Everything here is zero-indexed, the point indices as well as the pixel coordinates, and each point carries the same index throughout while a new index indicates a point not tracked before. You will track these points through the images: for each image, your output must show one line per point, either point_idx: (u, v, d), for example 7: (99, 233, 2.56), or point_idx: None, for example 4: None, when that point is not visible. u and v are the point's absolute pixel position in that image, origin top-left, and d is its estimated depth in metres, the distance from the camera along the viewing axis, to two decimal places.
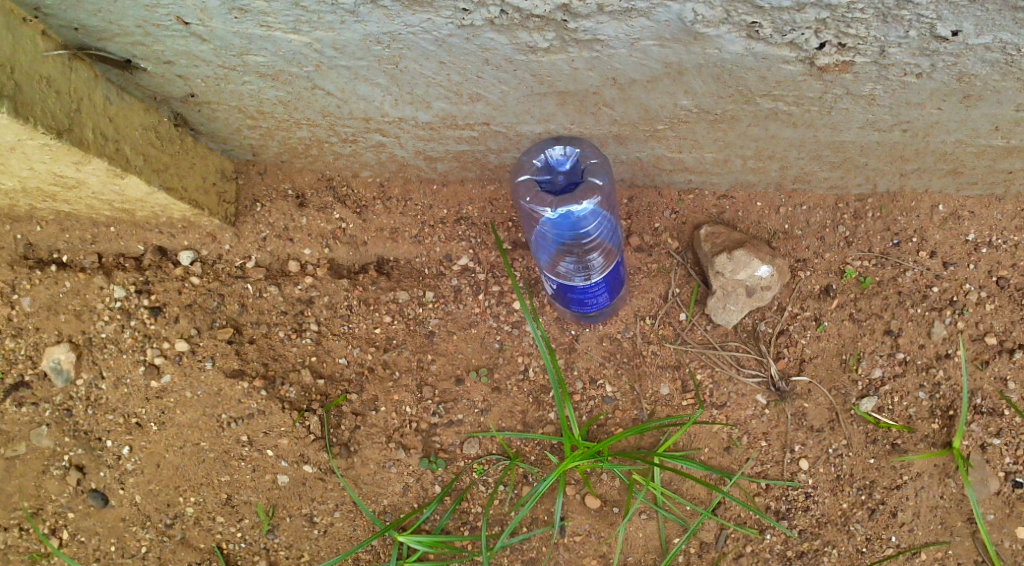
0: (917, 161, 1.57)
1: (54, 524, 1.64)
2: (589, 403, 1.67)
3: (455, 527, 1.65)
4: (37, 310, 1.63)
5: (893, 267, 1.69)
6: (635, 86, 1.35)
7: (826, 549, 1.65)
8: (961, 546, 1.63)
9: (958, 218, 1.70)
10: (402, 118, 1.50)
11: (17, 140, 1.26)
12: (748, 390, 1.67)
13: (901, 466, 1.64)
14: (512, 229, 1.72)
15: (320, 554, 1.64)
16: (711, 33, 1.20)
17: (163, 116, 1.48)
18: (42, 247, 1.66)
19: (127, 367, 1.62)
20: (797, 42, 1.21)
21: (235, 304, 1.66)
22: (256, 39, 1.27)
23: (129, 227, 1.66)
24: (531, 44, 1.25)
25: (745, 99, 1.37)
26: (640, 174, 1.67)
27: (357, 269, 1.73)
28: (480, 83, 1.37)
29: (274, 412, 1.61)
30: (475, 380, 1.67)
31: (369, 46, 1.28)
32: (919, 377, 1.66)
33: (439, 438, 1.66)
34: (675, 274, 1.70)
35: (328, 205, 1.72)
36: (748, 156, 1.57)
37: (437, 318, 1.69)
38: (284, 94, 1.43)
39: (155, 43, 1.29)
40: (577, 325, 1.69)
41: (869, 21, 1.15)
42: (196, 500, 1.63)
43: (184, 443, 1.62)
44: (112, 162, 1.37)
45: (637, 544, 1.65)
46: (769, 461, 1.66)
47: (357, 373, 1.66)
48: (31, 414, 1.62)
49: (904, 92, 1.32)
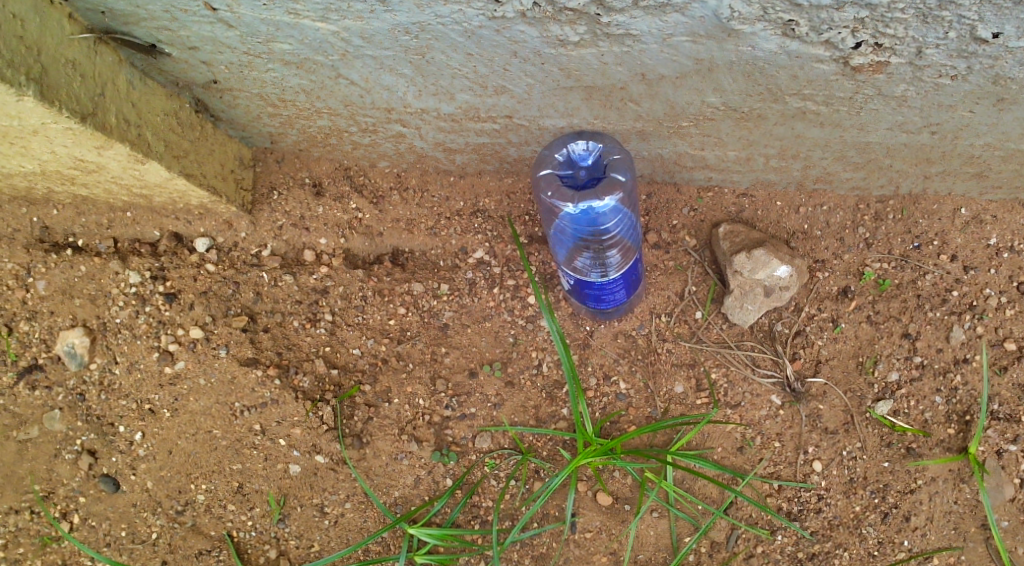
0: (943, 164, 1.55)
1: (65, 508, 1.63)
2: (602, 400, 1.66)
3: (466, 521, 1.64)
4: (52, 293, 1.62)
5: (912, 269, 1.68)
6: (663, 82, 1.34)
7: (838, 552, 1.64)
8: (974, 552, 1.62)
9: (980, 222, 1.69)
10: (425, 109, 1.49)
11: (41, 123, 1.26)
12: (762, 390, 1.66)
13: (916, 470, 1.63)
14: (529, 223, 1.71)
15: (330, 545, 1.64)
16: (746, 30, 1.18)
17: (185, 102, 1.47)
18: (58, 231, 1.66)
19: (141, 353, 1.61)
20: (833, 41, 1.19)
21: (250, 293, 1.65)
22: (284, 27, 1.26)
23: (146, 212, 1.66)
24: (561, 37, 1.24)
25: (774, 98, 1.36)
26: (661, 171, 1.66)
27: (372, 260, 1.72)
28: (506, 76, 1.36)
29: (287, 401, 1.60)
30: (489, 373, 1.67)
31: (397, 37, 1.26)
32: (937, 381, 1.65)
33: (452, 432, 1.65)
34: (692, 272, 1.69)
35: (345, 195, 1.72)
36: (772, 155, 1.56)
37: (452, 311, 1.69)
38: (307, 82, 1.42)
39: (180, 28, 1.28)
40: (592, 321, 1.68)
41: (908, 21, 1.14)
42: (207, 488, 1.62)
43: (197, 430, 1.61)
44: (134, 147, 1.37)
45: (648, 542, 1.65)
46: (782, 461, 1.66)
47: (370, 364, 1.66)
48: (44, 397, 1.62)
49: (937, 94, 1.31)
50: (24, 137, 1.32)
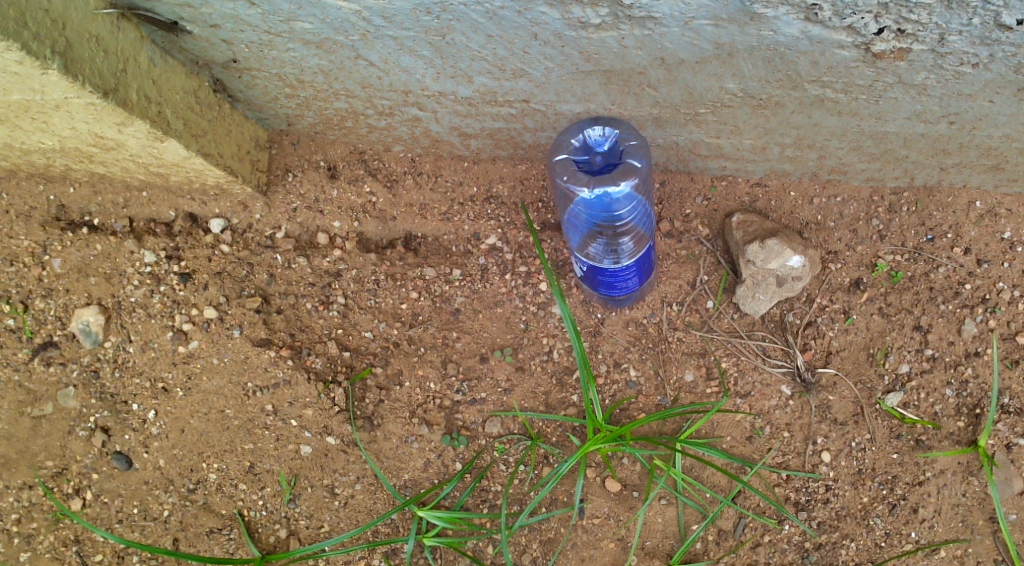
0: (959, 155, 1.55)
1: (78, 484, 1.65)
2: (612, 387, 1.67)
3: (474, 505, 1.65)
4: (68, 271, 1.64)
5: (925, 262, 1.68)
6: (683, 67, 1.34)
7: (844, 543, 1.64)
8: (981, 545, 1.63)
9: (994, 215, 1.68)
10: (442, 92, 1.49)
11: (64, 97, 1.27)
12: (773, 380, 1.67)
13: (925, 462, 1.64)
14: (543, 210, 1.72)
15: (340, 526, 1.64)
16: (769, 13, 1.18)
17: (204, 81, 1.47)
18: (75, 210, 1.67)
19: (155, 332, 1.62)
20: (856, 26, 1.19)
21: (264, 274, 1.67)
22: (306, 5, 1.26)
23: (162, 193, 1.66)
24: (583, 19, 1.24)
25: (793, 85, 1.35)
26: (675, 159, 1.66)
27: (385, 244, 1.73)
28: (525, 58, 1.36)
29: (299, 382, 1.61)
30: (499, 358, 1.67)
31: (418, 17, 1.26)
32: (947, 374, 1.65)
33: (462, 416, 1.66)
34: (704, 262, 1.70)
35: (359, 178, 1.73)
36: (788, 145, 1.56)
37: (464, 296, 1.69)
38: (327, 63, 1.42)
39: (203, 6, 1.28)
40: (603, 309, 1.69)
41: (932, 7, 1.14)
42: (219, 467, 1.63)
43: (209, 410, 1.62)
44: (154, 125, 1.37)
45: (655, 528, 1.66)
46: (791, 451, 1.66)
47: (382, 348, 1.66)
48: (59, 374, 1.64)
49: (957, 82, 1.31)
50: (46, 112, 1.33)
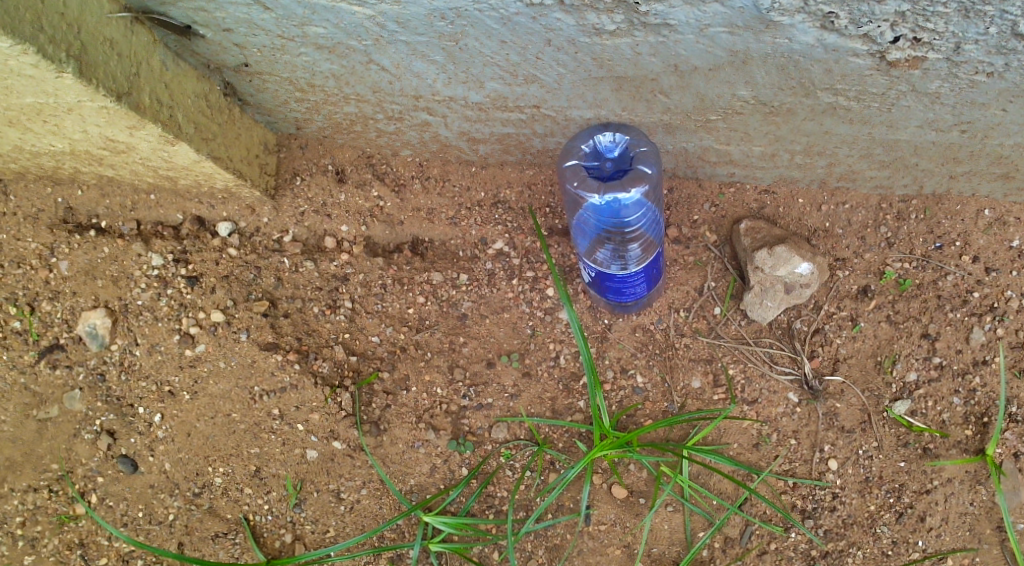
0: (970, 163, 1.55)
1: (83, 487, 1.64)
2: (619, 393, 1.67)
3: (480, 510, 1.65)
4: (75, 274, 1.64)
5: (933, 270, 1.67)
6: (696, 74, 1.34)
7: (851, 551, 1.64)
8: (988, 554, 1.63)
9: (1003, 224, 1.68)
10: (453, 97, 1.49)
11: (77, 101, 1.27)
12: (780, 387, 1.66)
13: (933, 470, 1.63)
14: (550, 215, 1.72)
15: (346, 530, 1.64)
16: (785, 21, 1.18)
17: (215, 85, 1.47)
18: (82, 212, 1.67)
19: (162, 335, 1.62)
20: (872, 35, 1.19)
21: (271, 278, 1.66)
22: (320, 10, 1.26)
23: (170, 196, 1.66)
24: (598, 26, 1.24)
25: (806, 92, 1.35)
26: (683, 166, 1.66)
27: (393, 248, 1.73)
28: (538, 64, 1.36)
29: (307, 386, 1.60)
30: (506, 363, 1.67)
31: (433, 22, 1.26)
32: (955, 382, 1.65)
33: (468, 421, 1.65)
34: (712, 268, 1.69)
35: (367, 182, 1.72)
36: (797, 151, 1.56)
37: (471, 301, 1.69)
38: (338, 68, 1.42)
39: (217, 10, 1.28)
40: (610, 314, 1.69)
41: (949, 16, 1.14)
42: (225, 471, 1.63)
43: (215, 413, 1.62)
44: (166, 128, 1.37)
45: (662, 535, 1.65)
46: (798, 459, 1.66)
47: (389, 352, 1.66)
48: (65, 377, 1.63)
49: (971, 91, 1.31)
50: (59, 115, 1.33)
